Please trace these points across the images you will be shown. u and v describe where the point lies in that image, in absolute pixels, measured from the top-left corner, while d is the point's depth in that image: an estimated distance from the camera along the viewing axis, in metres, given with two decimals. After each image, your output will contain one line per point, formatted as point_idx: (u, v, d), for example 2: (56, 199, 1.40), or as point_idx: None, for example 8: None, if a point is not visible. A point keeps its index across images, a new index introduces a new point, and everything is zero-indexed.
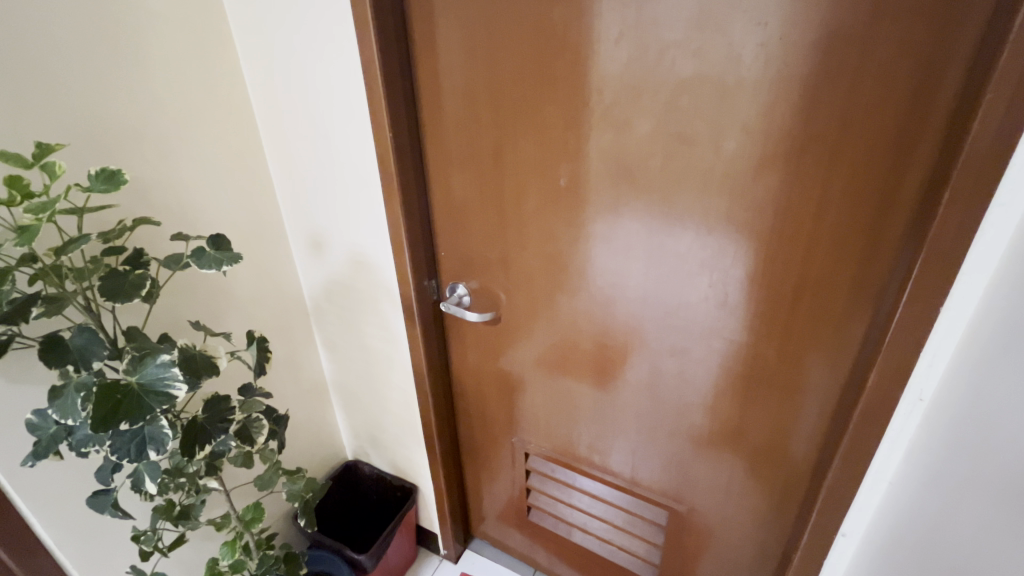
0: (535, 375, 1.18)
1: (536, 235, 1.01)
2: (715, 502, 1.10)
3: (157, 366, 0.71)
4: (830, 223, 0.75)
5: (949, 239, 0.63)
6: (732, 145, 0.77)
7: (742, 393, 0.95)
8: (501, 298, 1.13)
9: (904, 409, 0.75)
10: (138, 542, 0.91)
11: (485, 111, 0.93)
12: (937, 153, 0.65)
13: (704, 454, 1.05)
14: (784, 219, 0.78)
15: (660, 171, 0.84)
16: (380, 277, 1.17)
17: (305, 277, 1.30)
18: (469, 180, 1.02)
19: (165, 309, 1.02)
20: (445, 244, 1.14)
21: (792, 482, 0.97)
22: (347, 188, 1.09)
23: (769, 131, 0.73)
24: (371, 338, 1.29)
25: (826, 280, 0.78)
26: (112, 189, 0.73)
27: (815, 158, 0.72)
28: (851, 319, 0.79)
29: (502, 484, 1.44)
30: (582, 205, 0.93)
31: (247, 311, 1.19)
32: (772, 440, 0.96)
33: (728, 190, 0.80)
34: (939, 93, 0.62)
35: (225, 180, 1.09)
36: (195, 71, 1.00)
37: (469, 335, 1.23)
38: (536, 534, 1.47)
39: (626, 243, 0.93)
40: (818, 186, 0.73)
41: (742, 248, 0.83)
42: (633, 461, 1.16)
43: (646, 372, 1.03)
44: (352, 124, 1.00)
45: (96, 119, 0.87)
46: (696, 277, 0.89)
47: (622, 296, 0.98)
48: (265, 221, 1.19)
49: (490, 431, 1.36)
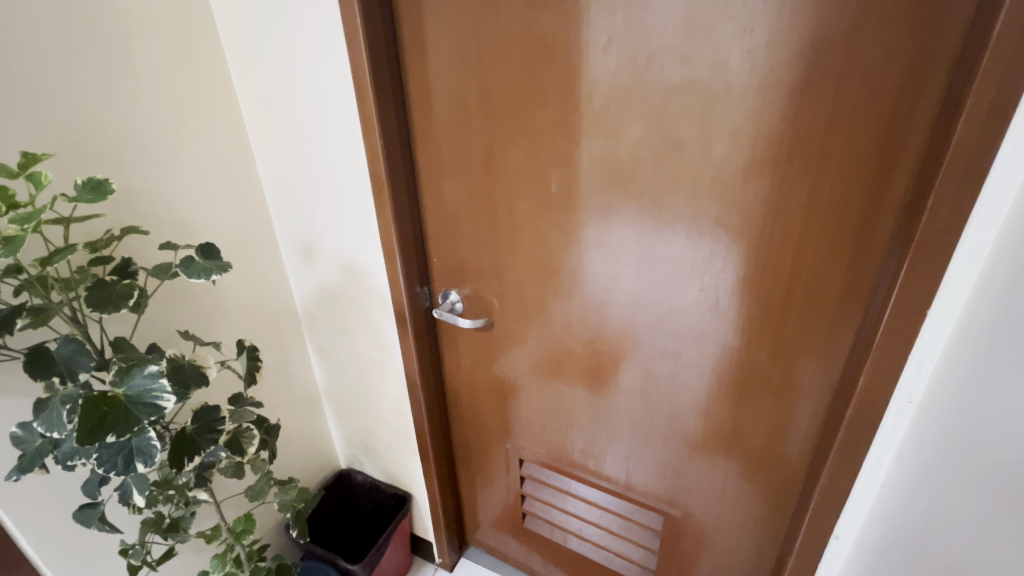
0: (529, 380, 1.18)
1: (528, 241, 1.01)
2: (710, 506, 1.10)
3: (146, 377, 0.70)
4: (818, 228, 0.76)
5: (935, 244, 0.64)
6: (721, 150, 0.77)
7: (735, 397, 0.95)
8: (493, 305, 1.12)
9: (894, 411, 0.76)
10: (127, 557, 0.89)
11: (475, 117, 0.94)
12: (922, 158, 0.66)
13: (698, 457, 1.05)
14: (773, 224, 0.78)
15: (649, 176, 0.84)
16: (371, 283, 1.17)
17: (295, 284, 1.29)
18: (460, 185, 1.02)
19: (154, 320, 1.01)
20: (437, 250, 1.13)
21: (786, 485, 0.98)
22: (337, 194, 1.09)
23: (754, 136, 0.74)
24: (364, 345, 1.28)
25: (815, 283, 0.79)
26: (99, 199, 0.72)
27: (803, 162, 0.73)
28: (841, 321, 0.80)
29: (497, 490, 1.43)
30: (572, 211, 0.94)
31: (237, 320, 1.18)
32: (766, 443, 0.96)
33: (718, 195, 0.80)
34: (924, 98, 0.64)
35: (216, 187, 1.09)
36: (184, 77, 0.99)
37: (462, 340, 1.23)
38: (532, 541, 1.46)
39: (617, 249, 0.93)
40: (806, 190, 0.74)
41: (732, 253, 0.84)
42: (628, 466, 1.16)
43: (640, 377, 1.03)
44: (344, 133, 1.00)
45: (82, 127, 0.86)
46: (688, 281, 0.89)
47: (614, 301, 0.98)
48: (255, 228, 1.18)
49: (485, 437, 1.35)
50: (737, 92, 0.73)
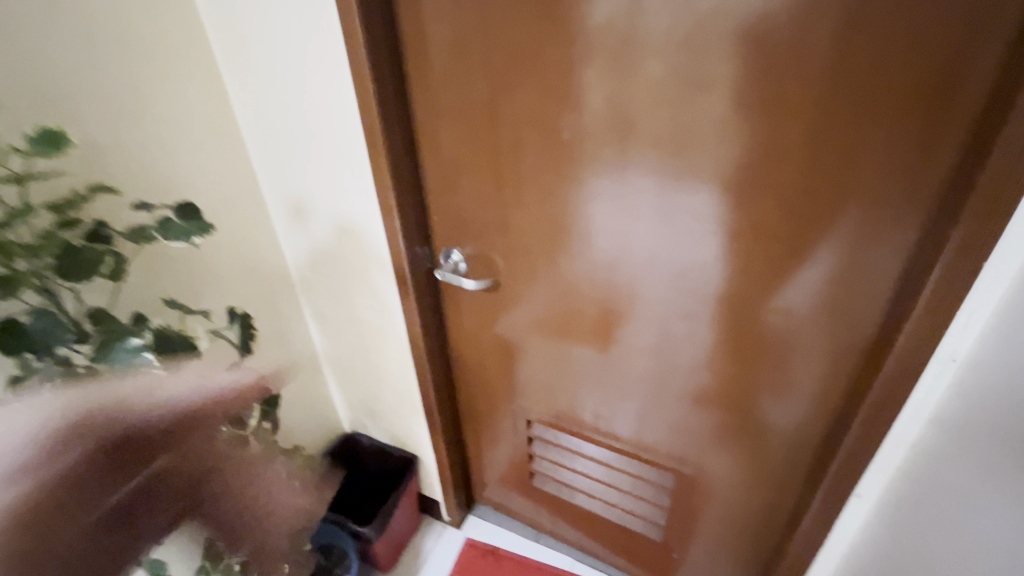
0: (538, 341, 1.14)
1: (537, 195, 0.93)
2: (723, 464, 1.08)
3: (128, 351, 0.65)
4: (862, 176, 0.69)
5: (999, 189, 0.59)
6: (755, 90, 0.69)
7: (756, 356, 0.91)
8: (498, 265, 1.06)
9: (936, 369, 0.71)
10: (131, 530, 0.86)
11: (478, 58, 0.84)
12: (991, 92, 0.59)
13: (713, 417, 1.03)
14: (810, 172, 0.71)
15: (671, 129, 0.77)
16: (369, 244, 1.09)
17: (288, 247, 1.21)
18: (462, 136, 0.93)
19: (137, 290, 0.95)
20: (438, 208, 1.05)
21: (803, 444, 0.96)
22: (327, 147, 1.00)
23: (792, 82, 0.67)
24: (364, 309, 1.22)
25: (855, 237, 0.73)
26: (56, 153, 0.64)
27: (849, 101, 0.65)
28: (880, 278, 0.74)
29: (504, 450, 1.43)
30: (587, 161, 0.86)
31: (228, 285, 1.11)
32: (785, 402, 0.93)
33: (750, 140, 0.73)
34: (999, 21, 0.55)
35: (194, 141, 0.99)
36: (146, 13, 0.87)
37: (466, 302, 1.17)
38: (540, 498, 1.47)
39: (635, 202, 0.86)
40: (851, 134, 0.67)
41: (757, 213, 0.78)
42: (639, 427, 1.15)
43: (654, 337, 0.99)
44: (331, 79, 0.91)
45: (32, 71, 0.76)
46: (712, 236, 0.83)
47: (630, 258, 0.92)
48: (241, 187, 1.10)
49: (493, 399, 1.32)
50: (776, 30, 0.65)
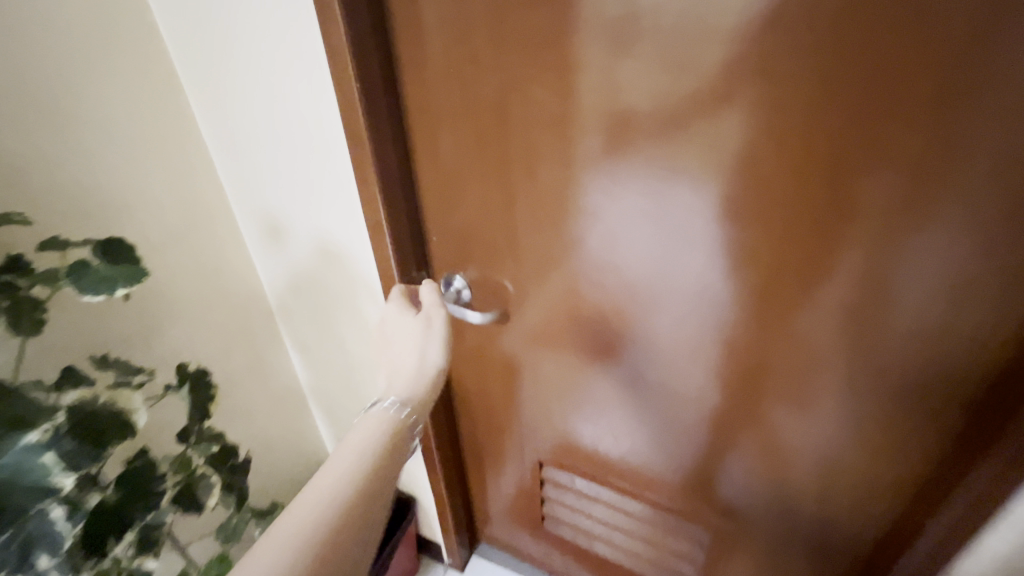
0: (554, 377, 1.00)
1: (557, 217, 0.78)
2: (768, 519, 0.95)
3: (23, 450, 0.57)
4: (977, 201, 0.55)
5: None
6: (843, 92, 0.54)
7: (819, 406, 0.77)
8: (510, 294, 0.91)
9: None
10: None
11: (488, 52, 0.68)
12: None
13: (761, 468, 0.89)
14: (908, 196, 0.57)
15: (732, 141, 0.62)
16: (358, 270, 0.93)
17: (263, 273, 1.04)
18: (468, 146, 0.77)
19: (78, 335, 0.80)
20: (437, 229, 0.90)
21: (868, 502, 0.82)
22: (305, 160, 0.83)
23: (848, 95, 0.54)
24: (353, 342, 1.06)
25: (960, 274, 0.59)
26: None
27: (969, 105, 0.51)
28: (987, 321, 0.61)
29: (513, 491, 1.28)
30: (621, 178, 0.71)
31: (192, 318, 0.96)
32: (851, 455, 0.80)
33: (831, 156, 0.58)
34: None
35: (143, 154, 0.83)
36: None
37: (471, 334, 1.02)
38: (552, 542, 1.33)
39: (681, 227, 0.71)
40: (968, 148, 0.52)
41: (802, 249, 0.65)
42: (670, 474, 1.01)
43: (694, 379, 0.85)
44: (306, 72, 0.74)
45: None
46: (778, 269, 0.68)
47: (670, 291, 0.77)
48: (204, 205, 0.93)
49: (501, 437, 1.18)
50: (845, 23, 0.51)
